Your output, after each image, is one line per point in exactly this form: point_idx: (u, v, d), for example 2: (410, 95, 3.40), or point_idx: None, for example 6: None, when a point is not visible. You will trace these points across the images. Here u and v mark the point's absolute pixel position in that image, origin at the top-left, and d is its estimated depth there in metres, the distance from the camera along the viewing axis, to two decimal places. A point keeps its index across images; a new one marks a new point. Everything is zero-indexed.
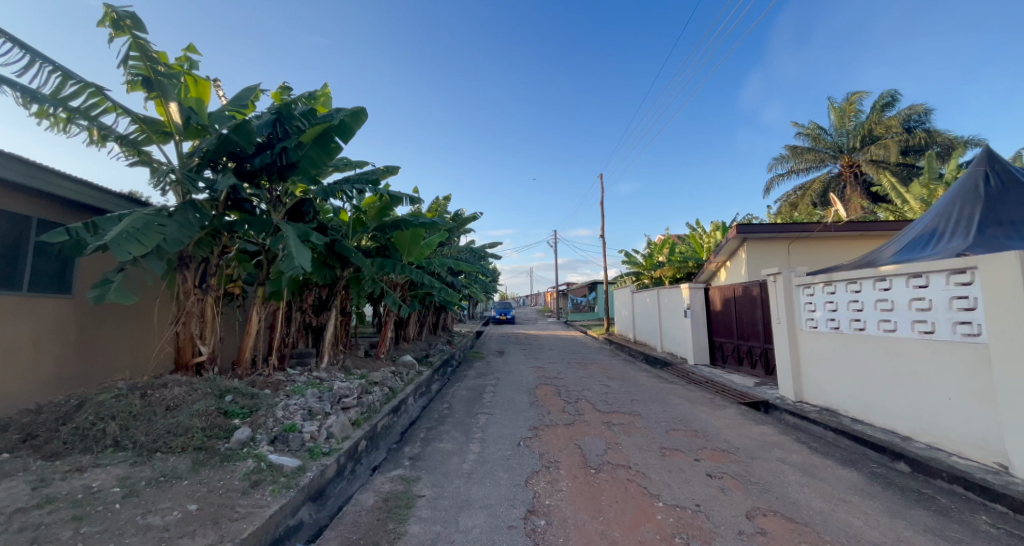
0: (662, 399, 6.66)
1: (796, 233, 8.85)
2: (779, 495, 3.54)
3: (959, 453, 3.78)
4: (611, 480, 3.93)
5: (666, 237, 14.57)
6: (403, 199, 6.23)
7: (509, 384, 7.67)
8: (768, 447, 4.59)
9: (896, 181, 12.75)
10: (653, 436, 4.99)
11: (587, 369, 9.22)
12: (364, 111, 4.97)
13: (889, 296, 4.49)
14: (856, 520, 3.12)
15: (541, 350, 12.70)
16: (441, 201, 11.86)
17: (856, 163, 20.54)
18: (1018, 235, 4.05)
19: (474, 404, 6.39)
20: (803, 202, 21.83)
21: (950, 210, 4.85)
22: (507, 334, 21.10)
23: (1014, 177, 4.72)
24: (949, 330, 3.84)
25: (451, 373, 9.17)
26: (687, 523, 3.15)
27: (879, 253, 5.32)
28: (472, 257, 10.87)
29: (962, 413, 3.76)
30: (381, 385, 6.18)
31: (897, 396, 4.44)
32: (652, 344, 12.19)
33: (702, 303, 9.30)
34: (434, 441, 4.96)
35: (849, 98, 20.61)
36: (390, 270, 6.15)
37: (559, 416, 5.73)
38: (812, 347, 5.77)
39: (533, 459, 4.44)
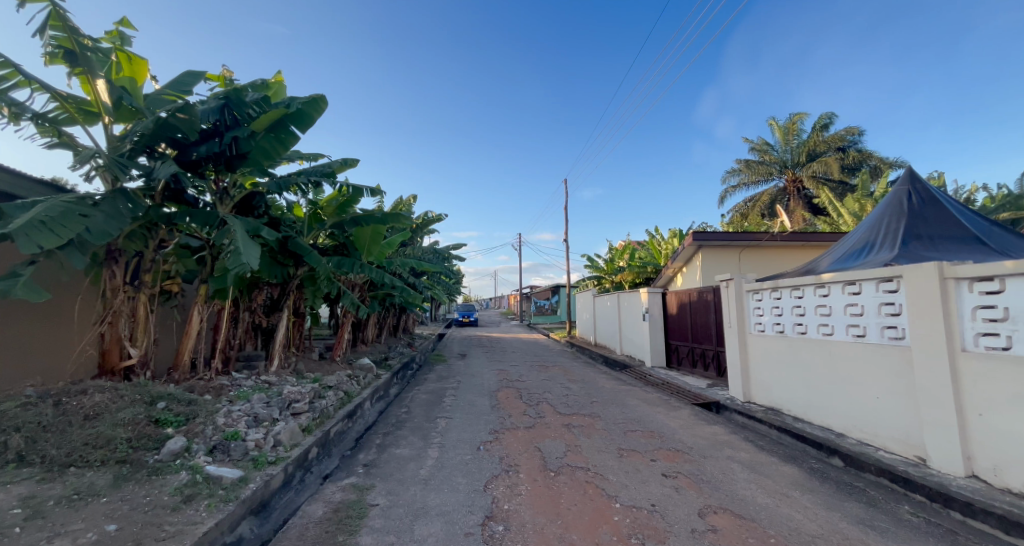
0: (621, 400, 6.79)
1: (745, 241, 9.35)
2: (728, 493, 3.71)
3: (885, 447, 4.12)
4: (570, 483, 3.96)
5: (626, 243, 15.03)
6: (362, 193, 5.94)
7: (470, 387, 7.56)
8: (718, 446, 4.78)
9: (832, 197, 13.76)
10: (612, 437, 5.07)
11: (549, 371, 9.26)
12: (323, 100, 4.76)
13: (828, 302, 4.83)
14: (797, 514, 3.34)
15: (504, 353, 12.60)
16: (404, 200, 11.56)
17: (799, 179, 22.13)
18: (936, 250, 4.48)
19: (434, 408, 6.24)
20: (751, 213, 23.19)
21: (879, 224, 5.27)
22: (466, 336, 20.83)
23: (932, 197, 5.21)
24: (878, 333, 4.19)
25: (412, 376, 8.92)
26: (643, 523, 3.24)
27: (819, 261, 5.70)
28: (437, 260, 10.61)
29: (888, 410, 4.09)
30: (336, 389, 5.89)
31: (833, 396, 4.76)
32: (613, 347, 12.45)
33: (660, 307, 9.62)
34: (391, 447, 4.78)
35: (792, 118, 22.28)
36: (348, 270, 5.89)
37: (520, 419, 5.69)
38: (760, 350, 6.09)
39: (492, 463, 4.39)
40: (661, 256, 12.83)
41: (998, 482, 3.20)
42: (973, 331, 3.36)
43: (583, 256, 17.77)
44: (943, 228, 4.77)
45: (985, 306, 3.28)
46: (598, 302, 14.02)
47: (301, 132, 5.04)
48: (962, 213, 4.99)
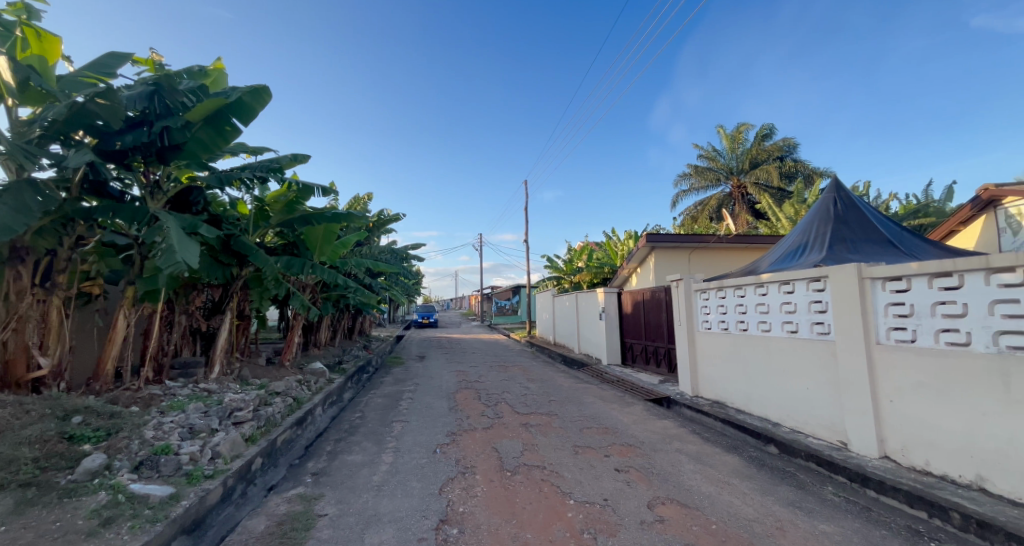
0: (578, 398, 6.94)
1: (694, 243, 9.84)
2: (675, 484, 3.89)
3: (813, 434, 4.48)
4: (526, 482, 3.99)
5: (585, 244, 15.38)
6: (314, 190, 5.67)
7: (428, 389, 7.44)
8: (667, 439, 4.99)
9: (771, 202, 14.79)
10: (568, 435, 5.16)
11: (508, 371, 9.29)
12: (267, 91, 4.48)
13: (766, 300, 5.17)
14: (736, 500, 3.56)
15: (463, 354, 12.51)
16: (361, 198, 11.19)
17: (743, 185, 23.52)
18: (857, 252, 4.91)
19: (389, 412, 6.08)
20: (701, 216, 24.49)
21: (811, 227, 5.71)
22: (426, 337, 20.47)
23: (854, 204, 5.72)
24: (808, 329, 4.54)
25: (367, 379, 8.64)
26: (595, 518, 3.32)
27: (759, 262, 6.09)
28: (395, 260, 10.32)
29: (816, 400, 4.45)
30: (284, 395, 5.60)
31: (769, 388, 5.11)
32: (571, 346, 12.70)
33: (616, 306, 9.92)
34: (343, 454, 4.60)
35: (738, 127, 23.75)
36: (297, 270, 5.60)
37: (478, 420, 5.67)
38: (706, 346, 6.42)
39: (448, 466, 4.34)
40: (617, 257, 13.24)
41: (905, 460, 3.61)
42: (886, 326, 3.75)
43: (543, 257, 17.98)
44: (863, 232, 5.25)
45: (896, 303, 3.67)
46: (557, 301, 14.24)
47: (244, 124, 4.74)
48: (879, 219, 5.51)
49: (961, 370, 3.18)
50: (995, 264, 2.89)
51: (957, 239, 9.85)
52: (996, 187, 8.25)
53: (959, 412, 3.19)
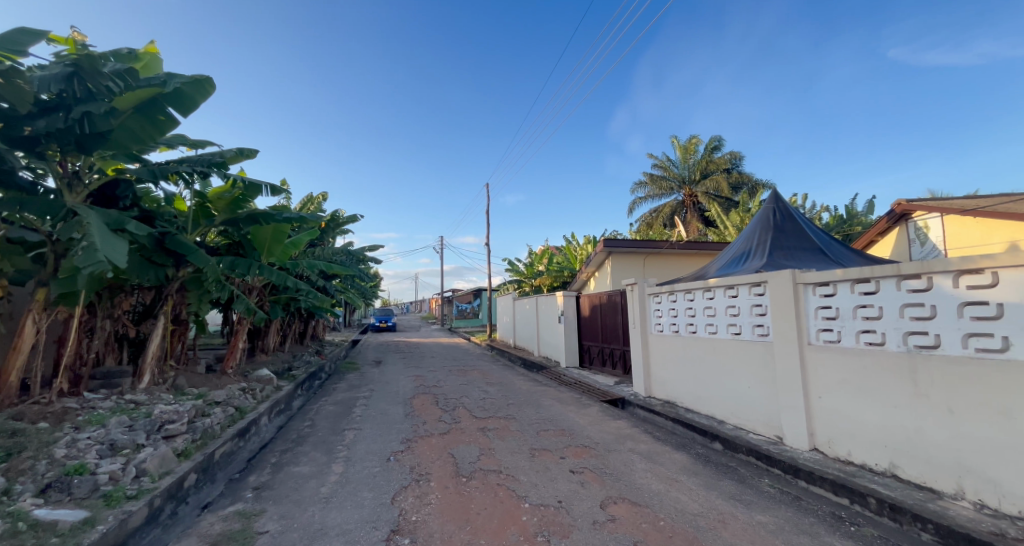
0: (536, 401, 6.99)
1: (649, 249, 10.24)
2: (627, 483, 3.99)
3: (753, 430, 4.77)
4: (482, 487, 3.96)
5: (546, 248, 15.61)
6: (262, 187, 5.37)
7: (383, 395, 7.23)
8: (621, 439, 5.13)
9: (719, 211, 15.69)
10: (525, 438, 5.18)
11: (467, 375, 9.22)
12: (210, 82, 4.24)
13: (712, 304, 5.44)
14: (683, 496, 3.71)
15: (422, 358, 12.28)
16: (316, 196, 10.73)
17: (694, 195, 24.84)
18: (793, 259, 5.30)
19: (342, 420, 5.85)
20: (656, 223, 25.59)
21: (753, 236, 6.09)
22: (383, 341, 19.91)
23: (791, 214, 6.17)
24: (750, 331, 4.82)
25: (320, 386, 8.27)
26: (549, 520, 3.35)
27: (707, 267, 6.42)
28: (352, 263, 9.95)
29: (756, 398, 4.74)
30: (225, 405, 5.23)
31: (715, 388, 5.39)
32: (531, 349, 12.81)
33: (574, 310, 10.12)
34: (288, 466, 4.36)
35: (690, 139, 25.06)
36: (242, 271, 5.27)
37: (434, 426, 5.57)
38: (658, 348, 6.67)
39: (402, 474, 4.22)
40: (576, 262, 13.54)
41: (831, 451, 3.93)
42: (816, 327, 4.05)
43: (505, 260, 18.04)
44: (798, 241, 5.67)
45: (824, 307, 3.98)
46: (518, 305, 14.33)
47: (182, 115, 4.43)
48: (811, 228, 5.98)
49: (878, 367, 3.49)
50: (905, 271, 3.23)
51: (875, 248, 10.94)
52: (907, 203, 9.25)
53: (876, 406, 3.51)
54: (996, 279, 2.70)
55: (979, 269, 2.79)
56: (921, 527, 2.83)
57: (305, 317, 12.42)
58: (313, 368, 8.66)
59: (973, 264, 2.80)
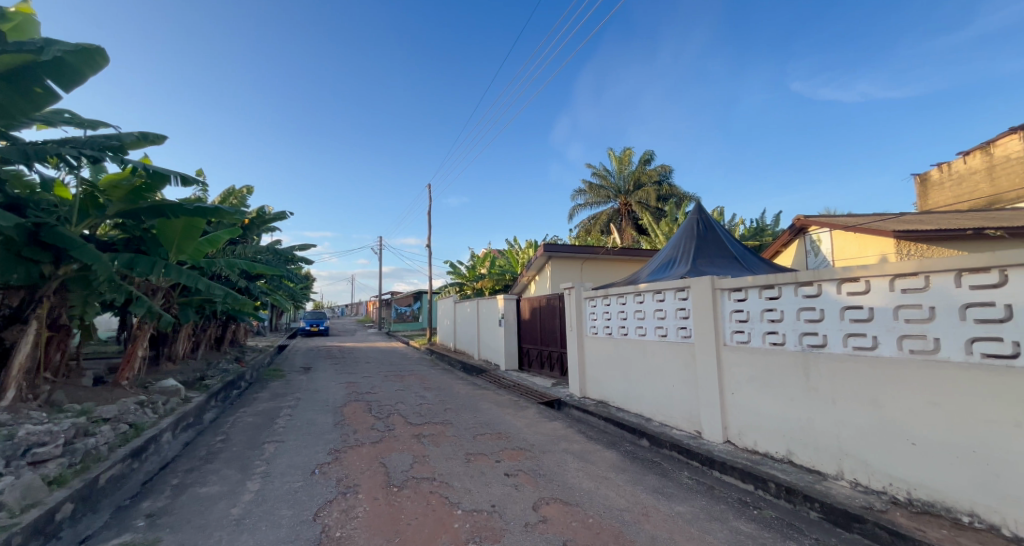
0: (474, 405, 6.94)
1: (586, 254, 10.65)
2: (560, 483, 4.08)
3: (676, 425, 5.11)
4: (413, 496, 3.83)
5: (488, 251, 15.65)
6: (171, 178, 4.81)
7: (311, 404, 6.78)
8: (556, 440, 5.25)
9: (650, 220, 16.70)
10: (461, 443, 5.11)
11: (404, 381, 8.94)
12: (101, 53, 3.74)
13: (642, 307, 5.75)
14: (611, 493, 3.86)
15: (356, 364, 11.70)
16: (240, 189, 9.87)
17: (629, 204, 26.30)
18: (712, 266, 5.78)
19: (261, 432, 5.38)
20: (594, 229, 26.75)
21: (679, 244, 6.55)
22: (314, 346, 18.71)
23: (711, 224, 6.73)
24: (675, 333, 5.16)
25: (238, 396, 7.56)
26: (481, 525, 3.31)
27: (639, 272, 6.78)
28: (279, 262, 9.24)
29: (679, 396, 5.07)
30: (116, 421, 4.59)
31: (643, 387, 5.69)
32: (471, 353, 12.75)
33: (514, 313, 10.23)
34: (193, 487, 3.90)
35: (625, 151, 26.51)
36: (143, 270, 4.67)
37: (366, 435, 5.31)
38: (593, 350, 6.92)
39: (327, 487, 3.96)
40: (518, 265, 13.75)
41: (740, 442, 4.31)
42: (731, 329, 4.42)
43: (446, 262, 17.80)
44: (717, 249, 6.19)
45: (738, 310, 4.37)
46: (459, 308, 14.19)
47: (66, 88, 3.87)
48: (729, 239, 6.56)
49: (780, 364, 3.89)
50: (802, 278, 3.64)
51: (779, 258, 12.29)
52: (805, 218, 10.51)
53: (778, 399, 3.90)
54: (868, 286, 3.15)
55: (856, 278, 3.23)
56: (810, 505, 3.19)
57: (222, 321, 11.27)
58: (230, 377, 7.88)
59: (852, 273, 3.22)
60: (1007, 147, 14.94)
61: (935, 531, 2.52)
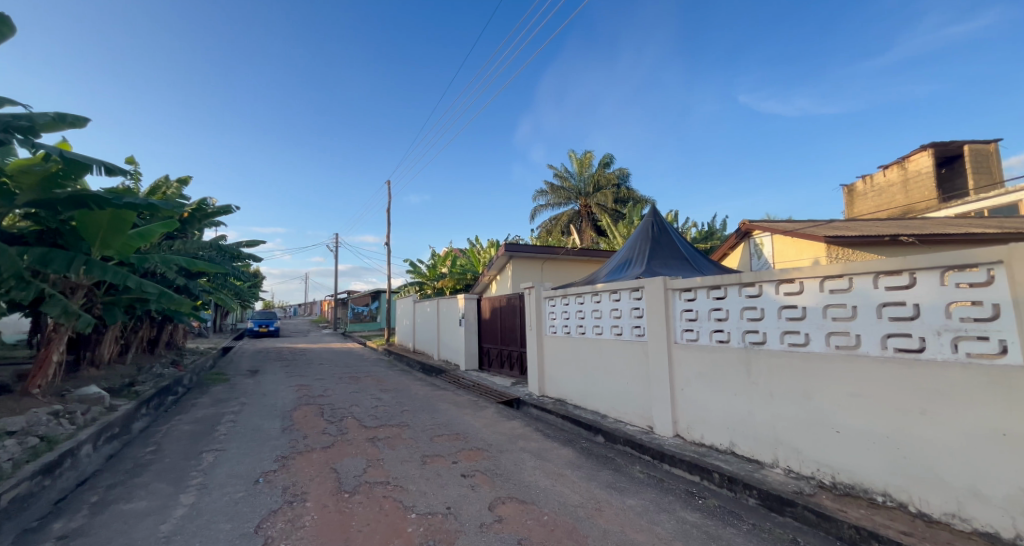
0: (432, 406, 6.84)
1: (547, 254, 10.78)
2: (516, 482, 4.10)
3: (629, 421, 5.28)
4: (365, 501, 3.71)
5: (449, 250, 15.50)
6: (93, 166, 4.36)
7: (257, 409, 6.41)
8: (514, 439, 5.27)
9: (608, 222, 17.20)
10: (417, 445, 5.01)
11: (360, 383, 8.66)
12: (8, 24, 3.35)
13: (599, 307, 5.89)
14: (566, 489, 3.92)
15: (309, 366, 11.20)
16: (178, 179, 9.14)
17: (589, 205, 26.95)
18: (665, 266, 6.03)
19: (199, 441, 5.01)
20: (555, 229, 27.17)
21: (635, 245, 6.79)
22: (262, 348, 17.69)
23: (665, 227, 7.02)
24: (629, 331, 5.33)
25: (173, 403, 7.01)
26: (436, 528, 3.26)
27: (598, 273, 6.95)
28: (224, 259, 8.66)
29: (633, 392, 5.24)
30: (24, 434, 4.10)
31: (600, 384, 5.84)
32: (431, 353, 12.58)
33: (475, 312, 10.19)
34: (116, 503, 3.57)
35: (585, 154, 27.14)
36: (58, 266, 4.21)
37: (316, 440, 5.09)
38: (552, 349, 7.02)
39: (271, 497, 3.75)
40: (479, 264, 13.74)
41: (688, 435, 4.52)
42: (681, 328, 4.62)
43: (406, 261, 17.42)
44: (669, 251, 6.47)
45: (687, 309, 4.57)
46: (419, 307, 13.93)
47: None
48: (681, 241, 6.87)
49: (724, 361, 4.11)
50: (744, 279, 3.87)
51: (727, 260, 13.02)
52: (751, 223, 11.18)
53: (722, 394, 4.13)
54: (802, 287, 3.39)
55: (791, 279, 3.46)
56: (748, 493, 3.39)
57: (156, 321, 10.39)
58: (165, 382, 7.29)
59: (788, 274, 3.46)
60: (920, 163, 16.78)
61: (854, 511, 2.77)
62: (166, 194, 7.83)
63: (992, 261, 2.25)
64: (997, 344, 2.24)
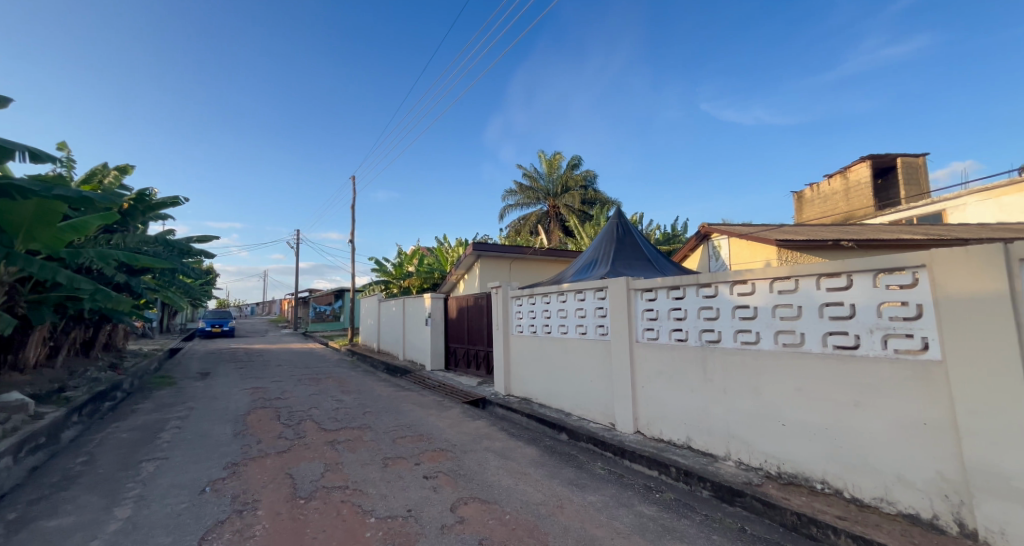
0: (396, 408, 6.70)
1: (514, 254, 10.81)
2: (479, 482, 4.08)
3: (593, 419, 5.38)
4: (322, 507, 3.57)
5: (416, 248, 15.27)
6: (17, 151, 4.00)
7: (205, 414, 6.06)
8: (478, 439, 5.25)
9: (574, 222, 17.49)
10: (379, 447, 4.90)
11: (320, 384, 8.36)
12: None
13: (565, 307, 5.96)
14: (529, 488, 3.94)
15: (266, 368, 10.70)
16: (118, 168, 8.50)
17: (557, 206, 27.32)
18: (629, 267, 6.19)
19: (139, 450, 4.68)
20: (523, 229, 27.33)
21: (600, 245, 6.93)
22: (214, 349, 16.73)
23: (629, 228, 7.21)
24: (593, 330, 5.43)
25: (111, 409, 6.50)
26: (395, 532, 3.19)
27: (564, 273, 7.04)
28: (171, 254, 8.14)
29: (596, 390, 5.34)
30: None
31: (564, 383, 5.91)
32: (396, 353, 12.35)
33: (442, 311, 10.09)
34: (39, 521, 3.26)
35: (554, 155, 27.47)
36: None
37: (271, 444, 4.87)
38: (519, 348, 7.05)
39: (219, 506, 3.55)
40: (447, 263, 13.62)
41: (648, 431, 4.65)
42: (643, 327, 4.74)
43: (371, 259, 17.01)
44: (633, 251, 6.66)
45: (648, 309, 4.71)
46: (383, 306, 13.66)
47: None
48: (644, 242, 7.08)
49: (682, 359, 4.26)
50: (701, 280, 4.02)
51: (686, 261, 13.55)
52: (709, 226, 11.65)
53: (680, 391, 4.27)
54: (753, 288, 3.56)
55: (744, 280, 3.63)
56: (702, 485, 3.53)
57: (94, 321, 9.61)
58: (100, 387, 6.74)
59: (741, 276, 3.63)
60: (859, 173, 18.11)
61: (796, 498, 2.94)
62: (104, 184, 7.26)
63: (917, 265, 2.45)
64: (921, 341, 2.44)
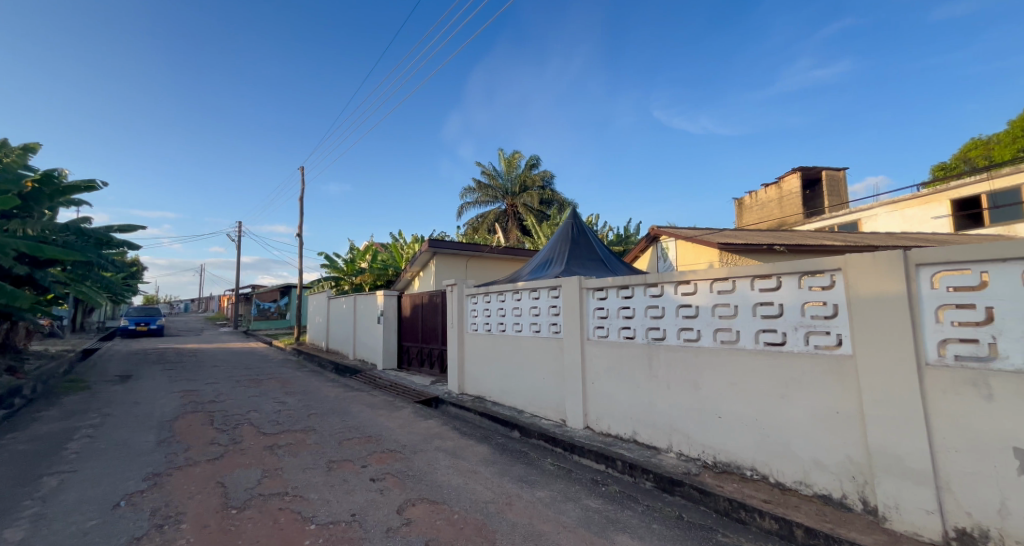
0: (344, 409, 6.44)
1: (471, 252, 10.74)
2: (428, 483, 4.01)
3: (545, 416, 5.45)
4: (256, 516, 3.36)
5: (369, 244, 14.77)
6: None
7: (125, 420, 5.51)
8: (429, 439, 5.16)
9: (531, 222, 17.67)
10: (323, 451, 4.68)
11: (260, 386, 7.87)
12: None
13: (520, 305, 6.00)
14: (479, 486, 3.93)
15: (200, 369, 9.92)
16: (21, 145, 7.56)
17: (515, 205, 27.50)
18: (582, 266, 6.35)
19: (40, 463, 4.16)
20: (481, 227, 27.25)
21: (556, 245, 7.05)
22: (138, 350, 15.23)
23: (583, 229, 7.40)
24: (547, 328, 5.50)
25: (8, 418, 5.74)
26: (337, 538, 3.06)
27: (519, 271, 7.08)
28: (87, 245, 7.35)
29: (548, 388, 5.42)
30: None
31: (518, 381, 5.94)
32: (346, 352, 11.88)
33: (395, 309, 9.83)
34: None
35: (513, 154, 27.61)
36: None
37: (201, 452, 4.51)
38: (473, 346, 7.00)
39: (136, 522, 3.24)
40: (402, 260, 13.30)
41: (596, 426, 4.78)
42: (594, 325, 4.86)
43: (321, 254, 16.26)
44: (586, 251, 6.84)
45: (599, 308, 4.83)
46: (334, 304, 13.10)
47: None
48: (597, 243, 7.29)
49: (630, 356, 4.41)
50: (648, 280, 4.18)
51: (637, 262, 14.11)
52: (659, 229, 12.19)
53: (627, 386, 4.42)
54: (694, 288, 3.75)
55: (687, 281, 3.82)
56: (645, 477, 3.68)
57: None
58: None
59: (684, 276, 3.81)
60: (791, 184, 19.68)
61: (728, 485, 3.13)
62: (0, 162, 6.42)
63: (833, 268, 2.69)
64: (836, 338, 2.67)
